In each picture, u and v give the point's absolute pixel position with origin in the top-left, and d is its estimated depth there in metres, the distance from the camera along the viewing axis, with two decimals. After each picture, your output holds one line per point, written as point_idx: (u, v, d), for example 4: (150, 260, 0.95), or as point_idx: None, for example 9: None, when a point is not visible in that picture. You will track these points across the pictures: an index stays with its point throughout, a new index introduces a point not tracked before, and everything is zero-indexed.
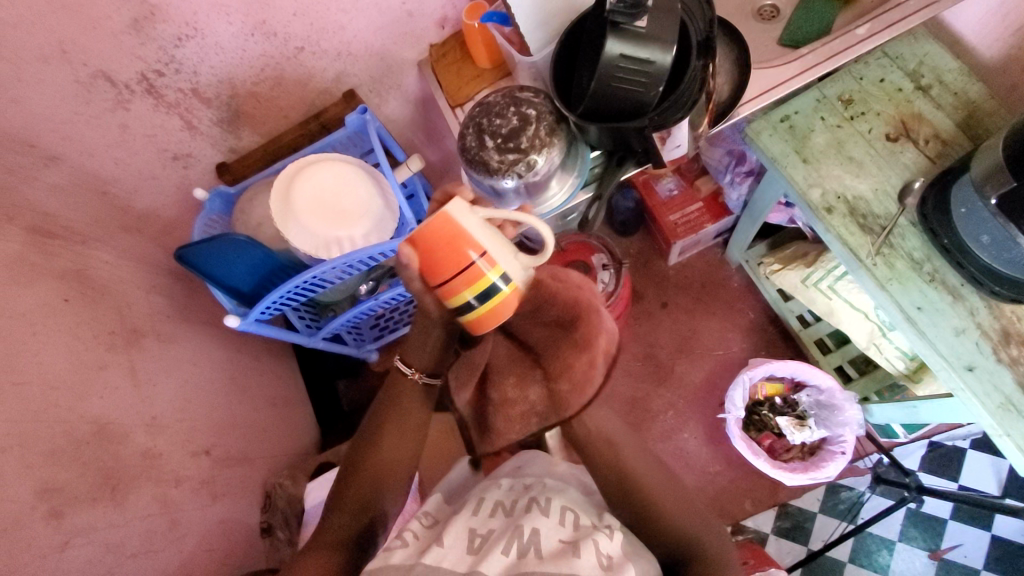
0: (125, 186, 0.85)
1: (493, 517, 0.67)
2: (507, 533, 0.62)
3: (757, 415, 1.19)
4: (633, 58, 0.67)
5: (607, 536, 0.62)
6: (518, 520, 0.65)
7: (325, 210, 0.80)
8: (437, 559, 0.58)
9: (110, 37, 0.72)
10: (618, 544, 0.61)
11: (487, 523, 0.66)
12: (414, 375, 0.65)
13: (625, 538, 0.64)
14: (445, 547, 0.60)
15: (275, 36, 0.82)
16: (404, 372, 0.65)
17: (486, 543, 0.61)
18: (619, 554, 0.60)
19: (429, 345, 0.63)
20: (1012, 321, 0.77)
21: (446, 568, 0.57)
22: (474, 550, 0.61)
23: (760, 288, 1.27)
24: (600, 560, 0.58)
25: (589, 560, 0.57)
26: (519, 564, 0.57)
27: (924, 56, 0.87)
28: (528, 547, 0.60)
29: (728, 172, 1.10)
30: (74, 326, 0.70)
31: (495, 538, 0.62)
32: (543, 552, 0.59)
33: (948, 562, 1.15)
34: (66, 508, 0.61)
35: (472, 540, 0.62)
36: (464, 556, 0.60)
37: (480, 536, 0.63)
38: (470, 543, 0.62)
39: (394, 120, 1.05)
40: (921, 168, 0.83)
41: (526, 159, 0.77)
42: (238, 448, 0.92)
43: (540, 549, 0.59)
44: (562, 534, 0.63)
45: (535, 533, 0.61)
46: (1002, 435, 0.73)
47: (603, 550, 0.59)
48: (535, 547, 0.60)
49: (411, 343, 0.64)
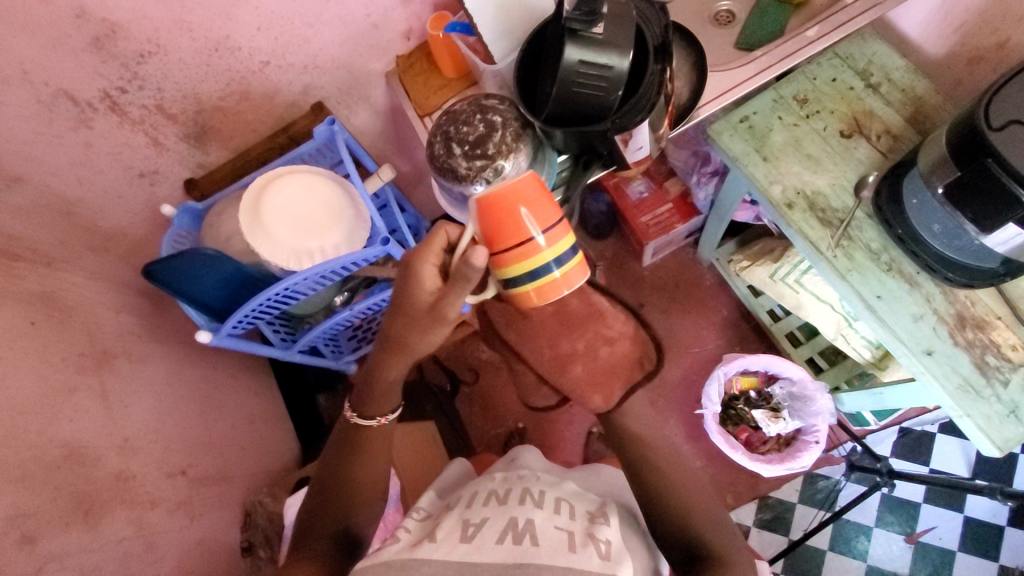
0: (91, 206, 0.85)
1: (486, 505, 0.66)
2: (501, 523, 0.61)
3: (733, 409, 1.21)
4: (592, 63, 0.68)
5: (605, 526, 0.63)
6: (512, 509, 0.64)
7: (295, 222, 0.80)
8: (431, 553, 0.57)
9: (70, 55, 0.71)
10: (616, 531, 0.63)
11: (480, 511, 0.64)
12: (381, 422, 0.70)
13: (619, 528, 0.65)
14: (437, 542, 0.59)
15: (240, 50, 0.82)
16: (370, 423, 0.69)
17: (479, 531, 0.60)
18: (616, 543, 0.60)
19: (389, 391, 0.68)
20: (966, 305, 0.80)
21: (438, 561, 0.56)
22: (468, 538, 0.59)
23: (731, 285, 1.30)
24: (598, 548, 0.58)
25: (587, 550, 0.58)
26: (516, 552, 0.56)
27: (872, 56, 0.91)
28: (522, 536, 0.59)
29: (694, 172, 1.14)
30: (41, 349, 0.69)
31: (490, 527, 0.61)
32: (539, 540, 0.58)
33: (924, 545, 1.18)
34: (38, 533, 0.60)
35: (465, 529, 0.61)
36: (457, 544, 0.58)
37: (473, 525, 0.61)
38: (463, 531, 0.61)
39: (363, 132, 1.06)
40: (874, 162, 0.87)
41: (493, 165, 0.78)
42: (216, 467, 0.91)
43: (535, 536, 0.59)
44: (559, 523, 0.63)
45: (529, 523, 0.61)
46: (963, 415, 0.76)
47: (602, 538, 0.60)
48: (529, 535, 0.59)
49: (368, 395, 0.68)
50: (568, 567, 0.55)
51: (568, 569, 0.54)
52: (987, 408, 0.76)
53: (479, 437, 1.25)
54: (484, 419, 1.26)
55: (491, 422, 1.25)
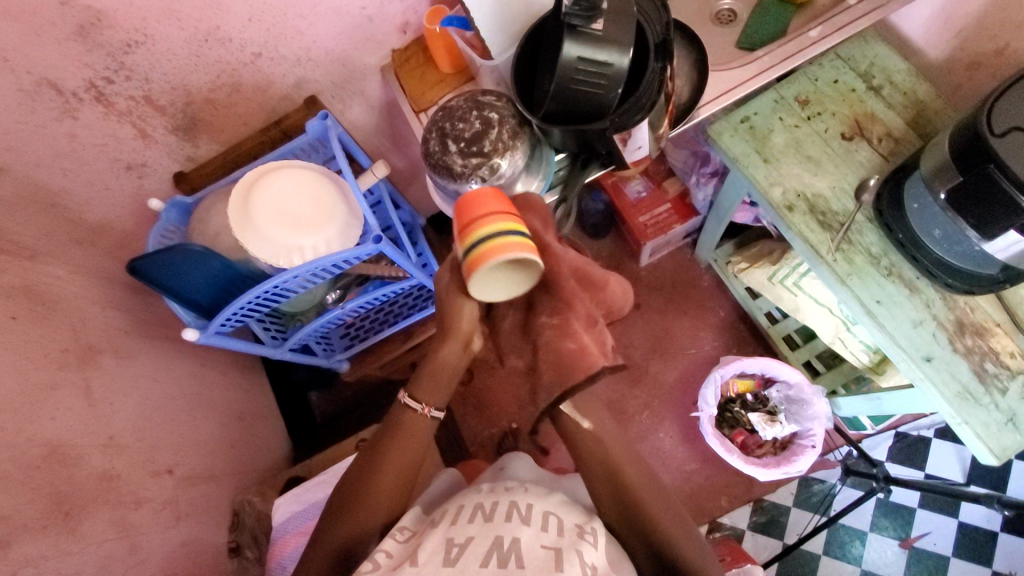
0: (77, 198, 0.83)
1: (471, 522, 0.61)
2: (487, 542, 0.58)
3: (729, 412, 1.20)
4: (591, 60, 0.67)
5: (591, 546, 0.60)
6: (497, 527, 0.60)
7: (284, 217, 0.78)
8: None
9: (54, 43, 0.69)
10: (602, 554, 0.61)
11: (465, 530, 0.60)
12: (425, 411, 0.69)
13: (606, 545, 0.63)
14: (420, 565, 0.56)
15: (231, 42, 0.80)
16: (415, 408, 0.69)
17: (463, 554, 0.57)
18: (603, 566, 0.59)
19: (440, 383, 0.68)
20: (966, 312, 0.80)
21: None
22: (451, 562, 0.56)
23: (728, 287, 1.29)
24: (586, 570, 0.57)
25: (575, 570, 0.56)
26: None
27: (874, 58, 0.90)
28: (508, 557, 0.56)
29: (693, 173, 1.12)
30: (22, 345, 0.67)
31: (474, 547, 0.58)
32: (526, 561, 0.56)
33: (918, 550, 1.18)
34: (14, 535, 0.58)
35: (448, 551, 0.57)
36: (439, 570, 0.55)
37: (457, 546, 0.58)
38: (446, 555, 0.57)
39: (357, 126, 1.04)
40: (876, 165, 0.86)
41: (489, 162, 0.76)
42: (203, 466, 0.90)
43: (522, 557, 0.56)
44: (545, 539, 0.60)
45: (515, 543, 0.58)
46: (962, 423, 0.75)
47: (587, 562, 0.58)
48: (515, 556, 0.56)
49: (424, 378, 0.68)
50: None
51: None
52: (985, 417, 0.75)
53: (471, 437, 1.24)
54: (477, 418, 1.25)
55: (484, 422, 1.24)
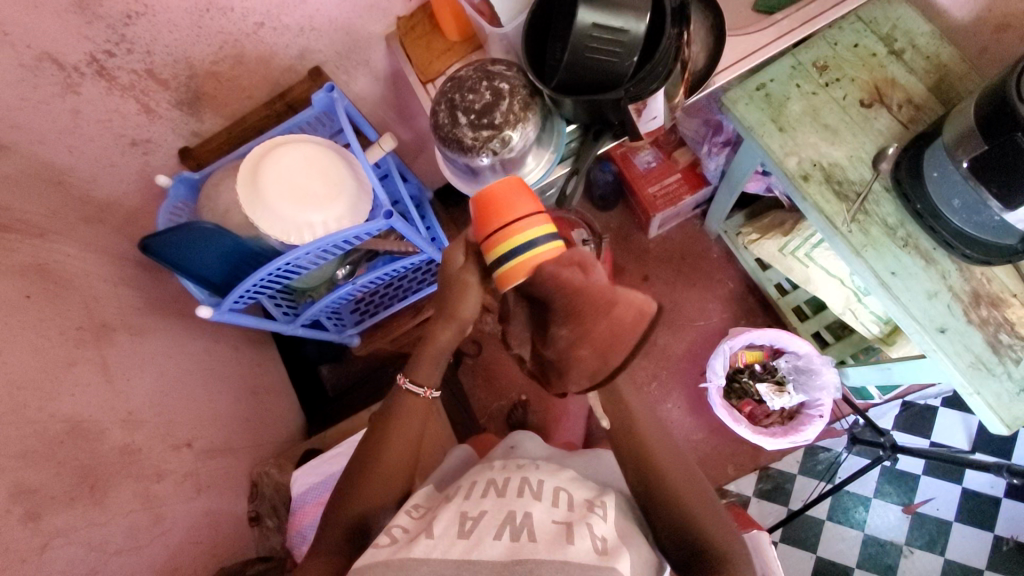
0: (83, 175, 0.82)
1: (486, 498, 0.63)
2: (500, 517, 0.59)
3: (737, 383, 1.21)
4: (606, 26, 0.65)
5: (599, 518, 0.61)
6: (511, 504, 0.61)
7: (294, 192, 0.77)
8: (429, 549, 0.55)
9: (52, 15, 0.67)
10: (611, 526, 0.61)
11: (479, 506, 0.62)
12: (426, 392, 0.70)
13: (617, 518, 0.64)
14: (435, 538, 0.56)
15: (232, 11, 0.77)
16: (416, 392, 0.70)
17: (477, 527, 0.58)
18: (613, 536, 0.59)
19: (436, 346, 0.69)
20: (982, 282, 0.79)
21: (436, 558, 0.53)
22: (465, 534, 0.57)
23: (738, 258, 1.28)
24: (596, 542, 0.56)
25: (584, 544, 0.56)
26: (516, 547, 0.54)
27: (897, 20, 0.87)
28: (520, 532, 0.57)
29: (705, 142, 1.09)
30: (38, 323, 0.68)
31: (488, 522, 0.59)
32: (537, 536, 0.56)
33: (921, 516, 1.20)
34: (43, 508, 0.60)
35: (463, 524, 0.58)
36: (455, 541, 0.56)
37: (471, 519, 0.59)
38: (460, 527, 0.58)
39: (363, 98, 1.02)
40: (895, 133, 0.84)
41: (500, 135, 0.75)
42: (220, 439, 0.91)
43: (534, 532, 0.57)
44: (556, 515, 0.61)
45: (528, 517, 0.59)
46: (974, 394, 0.76)
47: (597, 532, 0.58)
48: (527, 531, 0.57)
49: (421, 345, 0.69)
50: (563, 560, 0.53)
51: (564, 562, 0.53)
52: (997, 387, 0.75)
53: (481, 409, 1.26)
54: (486, 390, 1.27)
55: (493, 394, 1.26)
